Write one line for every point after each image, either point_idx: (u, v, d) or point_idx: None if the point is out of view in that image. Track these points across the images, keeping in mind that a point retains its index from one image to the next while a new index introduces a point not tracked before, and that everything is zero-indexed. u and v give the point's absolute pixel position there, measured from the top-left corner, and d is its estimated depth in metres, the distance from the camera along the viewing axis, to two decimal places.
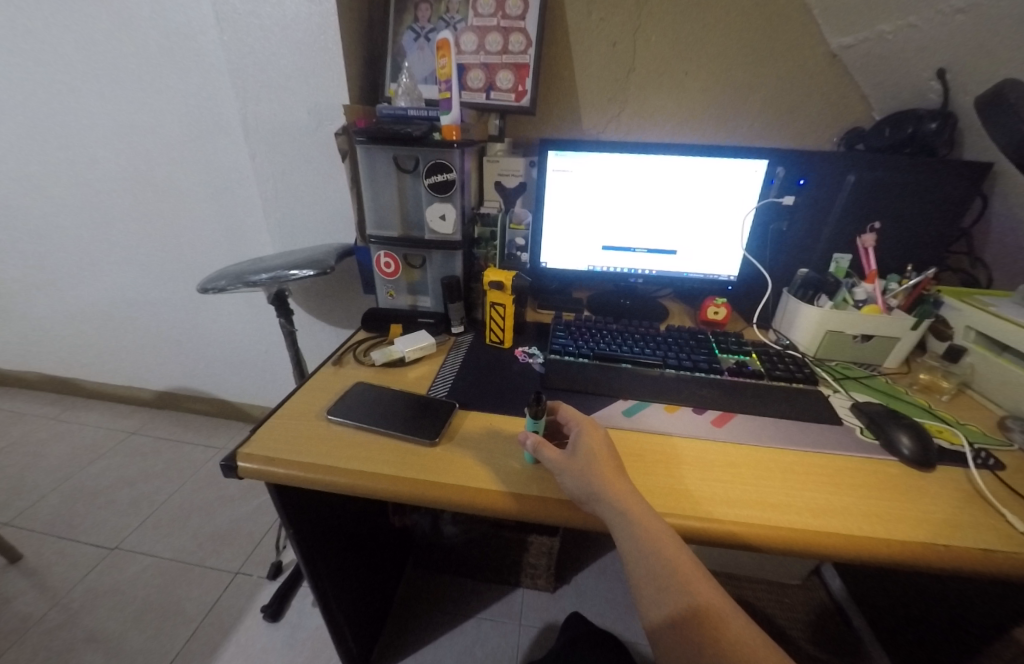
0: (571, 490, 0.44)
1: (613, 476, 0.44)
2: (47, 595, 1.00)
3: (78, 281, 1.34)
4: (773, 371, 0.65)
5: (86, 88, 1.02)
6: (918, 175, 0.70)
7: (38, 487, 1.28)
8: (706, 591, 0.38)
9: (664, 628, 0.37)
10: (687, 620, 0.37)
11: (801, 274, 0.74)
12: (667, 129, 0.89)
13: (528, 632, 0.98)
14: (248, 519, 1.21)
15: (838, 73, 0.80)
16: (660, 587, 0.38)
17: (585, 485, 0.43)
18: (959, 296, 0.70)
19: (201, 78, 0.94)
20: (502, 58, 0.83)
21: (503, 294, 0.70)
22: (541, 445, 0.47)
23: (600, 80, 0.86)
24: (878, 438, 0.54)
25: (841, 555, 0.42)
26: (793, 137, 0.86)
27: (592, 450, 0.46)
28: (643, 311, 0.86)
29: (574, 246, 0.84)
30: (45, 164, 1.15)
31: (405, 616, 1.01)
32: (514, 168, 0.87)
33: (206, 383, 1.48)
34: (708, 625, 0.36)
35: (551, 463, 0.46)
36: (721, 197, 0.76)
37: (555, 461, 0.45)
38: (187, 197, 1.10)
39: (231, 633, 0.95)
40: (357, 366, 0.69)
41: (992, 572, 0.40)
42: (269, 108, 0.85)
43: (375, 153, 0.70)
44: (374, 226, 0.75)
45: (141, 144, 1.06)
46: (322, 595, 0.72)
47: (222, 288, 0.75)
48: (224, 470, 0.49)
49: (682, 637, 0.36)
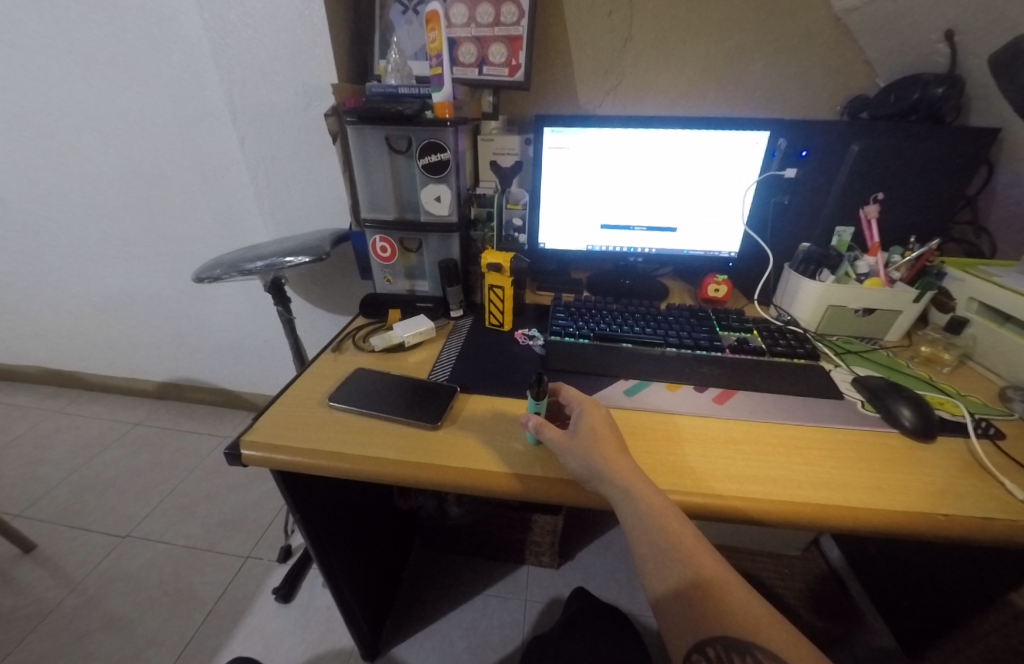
0: (574, 470, 0.44)
1: (614, 454, 0.44)
2: (63, 583, 1.03)
3: (72, 274, 1.32)
4: (774, 347, 0.65)
5: (65, 73, 0.98)
6: (923, 144, 0.68)
7: (47, 479, 1.30)
8: (708, 563, 0.39)
9: (666, 600, 0.38)
10: (689, 591, 0.37)
11: (802, 249, 0.73)
12: (666, 102, 0.87)
13: (534, 606, 1.00)
14: (256, 506, 1.23)
15: (842, 38, 0.77)
16: (662, 561, 0.39)
17: (587, 464, 0.43)
18: (962, 267, 0.69)
19: (183, 60, 0.91)
20: (494, 30, 0.80)
21: (502, 276, 0.69)
22: (542, 426, 0.47)
23: (596, 51, 0.83)
24: (879, 411, 0.55)
25: (842, 527, 0.42)
26: (794, 107, 0.84)
27: (593, 430, 0.46)
28: (643, 290, 0.85)
29: (572, 225, 0.83)
30: (30, 154, 1.12)
31: (413, 594, 1.03)
32: (510, 147, 0.85)
33: (207, 373, 1.49)
34: (711, 595, 0.37)
35: (553, 443, 0.46)
36: (722, 171, 0.75)
37: (556, 441, 0.46)
38: (177, 185, 1.08)
39: (245, 615, 0.98)
40: (357, 352, 0.69)
41: (991, 539, 0.41)
42: (256, 89, 0.82)
43: (366, 134, 0.68)
44: (368, 209, 0.73)
45: (126, 131, 1.03)
46: (332, 577, 0.74)
47: (217, 277, 0.74)
48: (228, 458, 0.49)
49: (685, 607, 0.37)
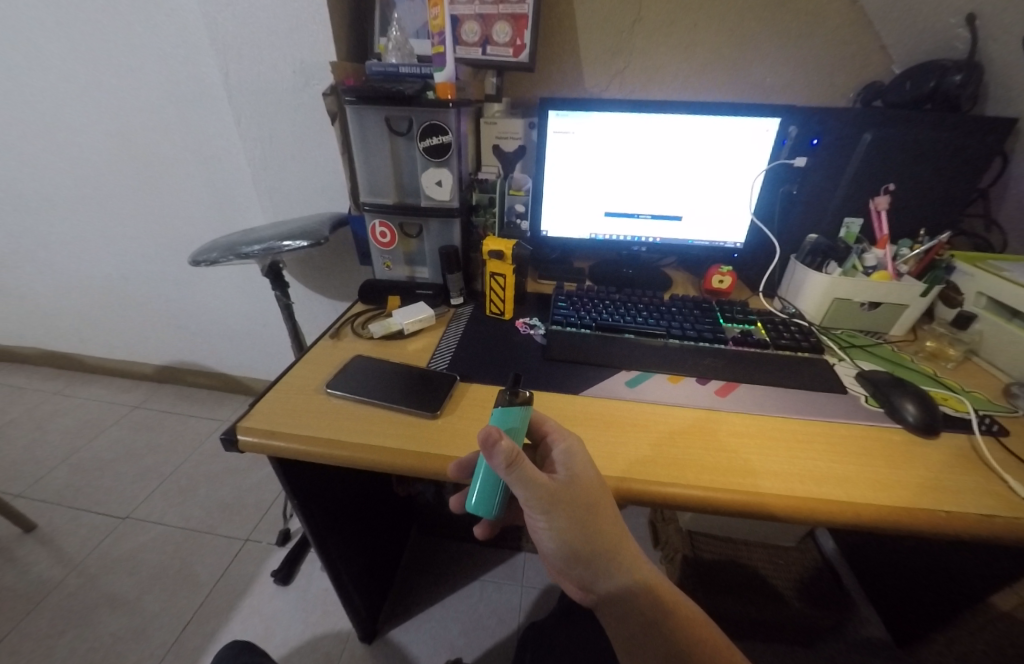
0: (546, 516, 0.38)
1: (591, 494, 0.39)
2: (64, 562, 1.04)
3: (68, 254, 1.31)
4: (778, 340, 0.64)
5: (55, 46, 0.95)
6: (938, 134, 0.66)
7: (46, 459, 1.30)
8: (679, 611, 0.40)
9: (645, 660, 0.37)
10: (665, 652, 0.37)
11: (810, 240, 0.72)
12: (674, 86, 0.84)
13: (531, 592, 1.02)
14: (255, 490, 1.23)
15: (860, 22, 0.74)
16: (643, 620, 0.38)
17: (571, 512, 0.38)
18: (972, 260, 0.68)
19: (176, 34, 0.88)
20: (499, 8, 0.77)
21: (503, 263, 0.68)
22: (517, 460, 0.36)
23: (603, 32, 0.81)
24: (882, 406, 0.54)
25: (844, 522, 0.42)
26: (806, 94, 0.82)
27: (572, 464, 0.41)
28: (646, 280, 0.84)
29: (575, 212, 0.81)
30: (21, 129, 1.09)
31: (410, 579, 1.04)
32: (513, 130, 0.83)
33: (206, 357, 1.48)
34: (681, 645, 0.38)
35: (522, 484, 0.37)
36: (730, 159, 0.73)
37: (533, 482, 0.37)
38: (173, 165, 1.06)
39: (245, 596, 0.99)
40: (356, 339, 0.68)
41: (993, 537, 0.41)
42: (253, 67, 0.79)
43: (366, 115, 0.66)
44: (367, 193, 0.72)
45: (119, 107, 1.00)
46: (330, 561, 0.74)
47: (214, 260, 0.72)
48: (225, 443, 0.49)
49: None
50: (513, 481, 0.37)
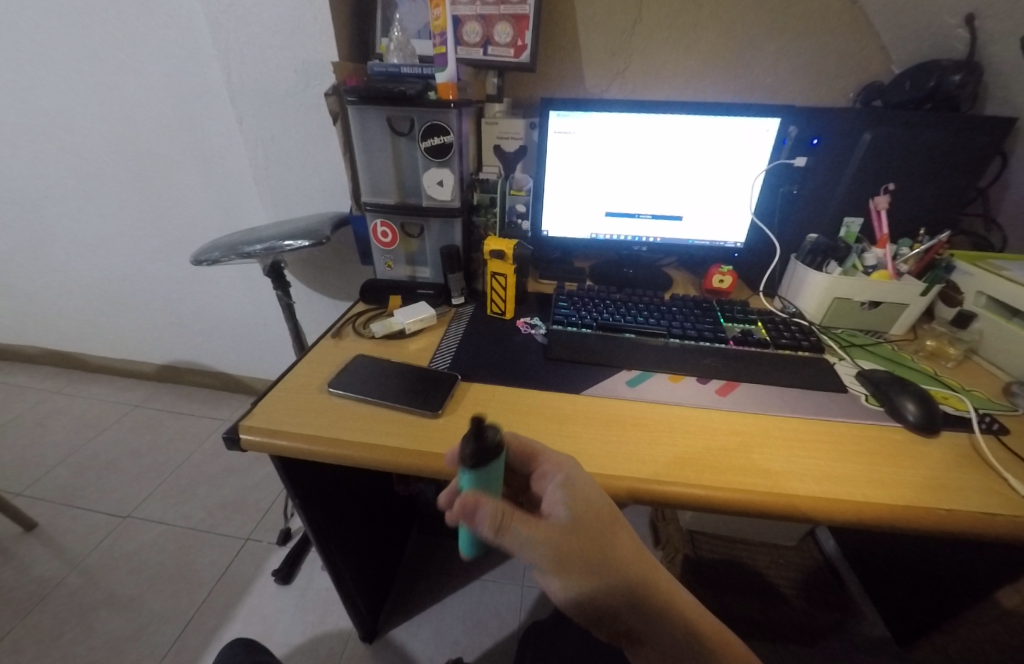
0: (563, 581, 0.32)
1: (596, 523, 0.34)
2: (65, 561, 1.04)
3: (70, 254, 1.31)
4: (779, 339, 0.64)
5: (57, 46, 0.95)
6: (938, 134, 0.67)
7: (47, 459, 1.30)
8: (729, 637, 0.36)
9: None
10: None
11: (811, 239, 0.72)
12: (674, 87, 0.84)
13: (531, 591, 1.02)
14: (255, 489, 1.24)
15: (860, 22, 0.75)
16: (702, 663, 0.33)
17: (585, 564, 0.32)
18: (971, 260, 0.68)
19: (178, 34, 0.88)
20: (500, 9, 0.77)
21: (504, 263, 0.68)
22: (505, 519, 0.32)
23: (604, 33, 0.81)
24: (882, 405, 0.54)
25: (844, 520, 0.42)
26: (805, 95, 0.82)
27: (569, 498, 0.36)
28: (647, 280, 0.84)
29: (576, 212, 0.81)
30: (24, 129, 1.09)
31: (411, 578, 1.04)
32: (514, 130, 0.83)
33: (207, 356, 1.48)
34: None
35: (522, 547, 0.32)
36: (730, 159, 0.73)
37: (531, 541, 0.32)
38: (174, 164, 1.06)
39: (245, 595, 0.99)
40: (358, 338, 0.69)
41: (993, 535, 0.41)
42: (255, 67, 0.80)
43: (368, 115, 0.66)
44: (369, 193, 0.72)
45: (120, 106, 1.01)
46: (331, 560, 0.74)
47: (216, 259, 0.73)
48: (227, 441, 0.49)
49: None
50: (510, 545, 0.33)
